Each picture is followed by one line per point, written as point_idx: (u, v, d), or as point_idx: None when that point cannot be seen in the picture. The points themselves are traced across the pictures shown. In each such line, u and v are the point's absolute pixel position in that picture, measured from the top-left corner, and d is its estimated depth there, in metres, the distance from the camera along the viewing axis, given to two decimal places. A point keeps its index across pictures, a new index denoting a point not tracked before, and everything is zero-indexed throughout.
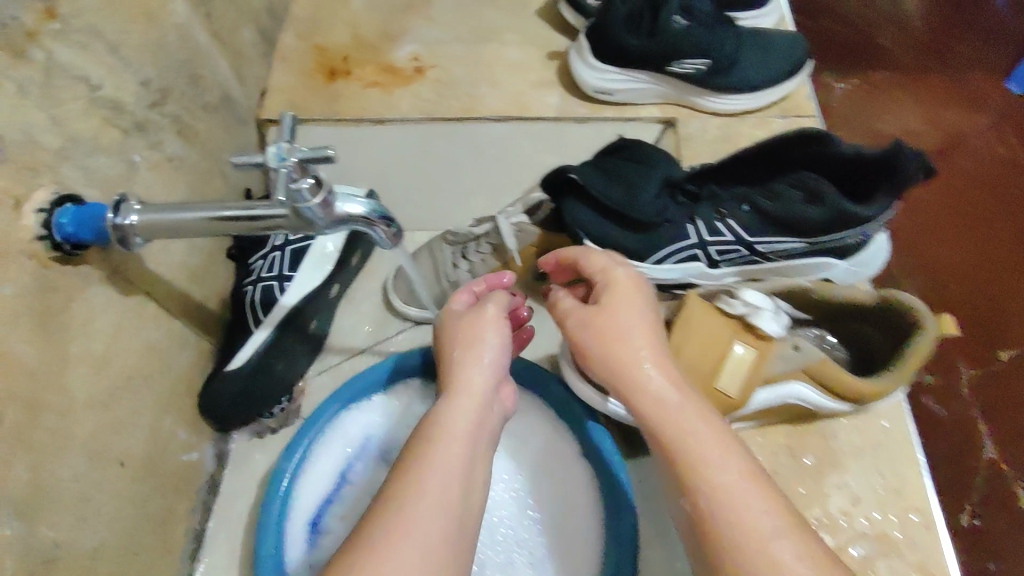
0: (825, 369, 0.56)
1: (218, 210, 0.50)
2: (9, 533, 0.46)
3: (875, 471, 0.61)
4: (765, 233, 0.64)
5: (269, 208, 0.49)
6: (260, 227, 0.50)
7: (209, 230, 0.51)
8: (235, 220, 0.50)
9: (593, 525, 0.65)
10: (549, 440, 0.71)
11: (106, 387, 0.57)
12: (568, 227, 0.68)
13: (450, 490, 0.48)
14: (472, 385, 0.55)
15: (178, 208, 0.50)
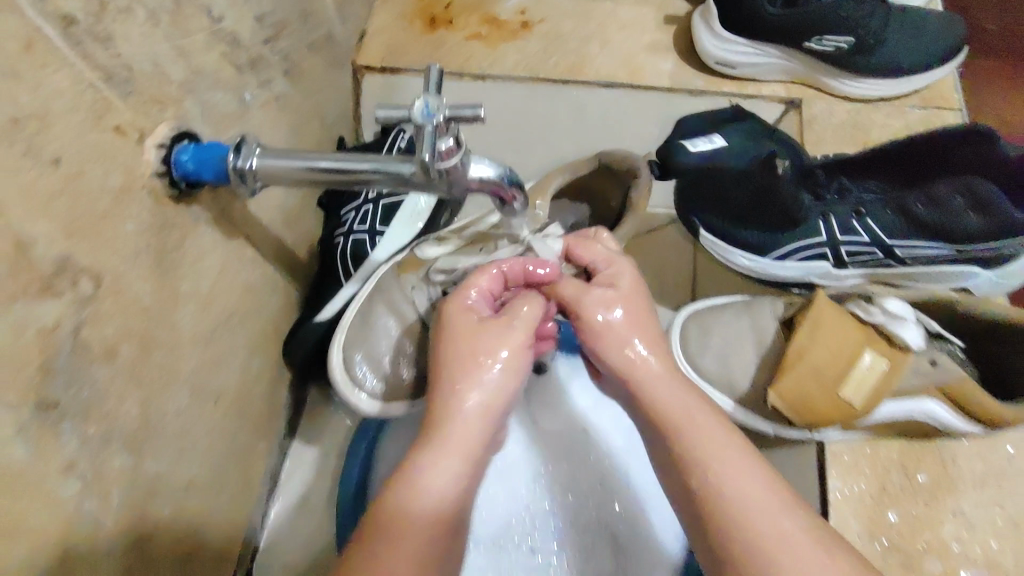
0: (966, 390, 0.51)
1: (317, 160, 0.48)
2: (120, 466, 0.47)
3: (998, 501, 0.56)
4: (909, 237, 0.58)
5: (378, 164, 0.47)
6: (359, 182, 0.48)
7: (311, 182, 0.49)
8: (334, 173, 0.48)
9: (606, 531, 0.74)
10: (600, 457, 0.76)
11: (208, 326, 0.56)
12: (684, 213, 0.64)
13: (430, 540, 0.42)
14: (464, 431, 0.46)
15: (283, 155, 0.49)
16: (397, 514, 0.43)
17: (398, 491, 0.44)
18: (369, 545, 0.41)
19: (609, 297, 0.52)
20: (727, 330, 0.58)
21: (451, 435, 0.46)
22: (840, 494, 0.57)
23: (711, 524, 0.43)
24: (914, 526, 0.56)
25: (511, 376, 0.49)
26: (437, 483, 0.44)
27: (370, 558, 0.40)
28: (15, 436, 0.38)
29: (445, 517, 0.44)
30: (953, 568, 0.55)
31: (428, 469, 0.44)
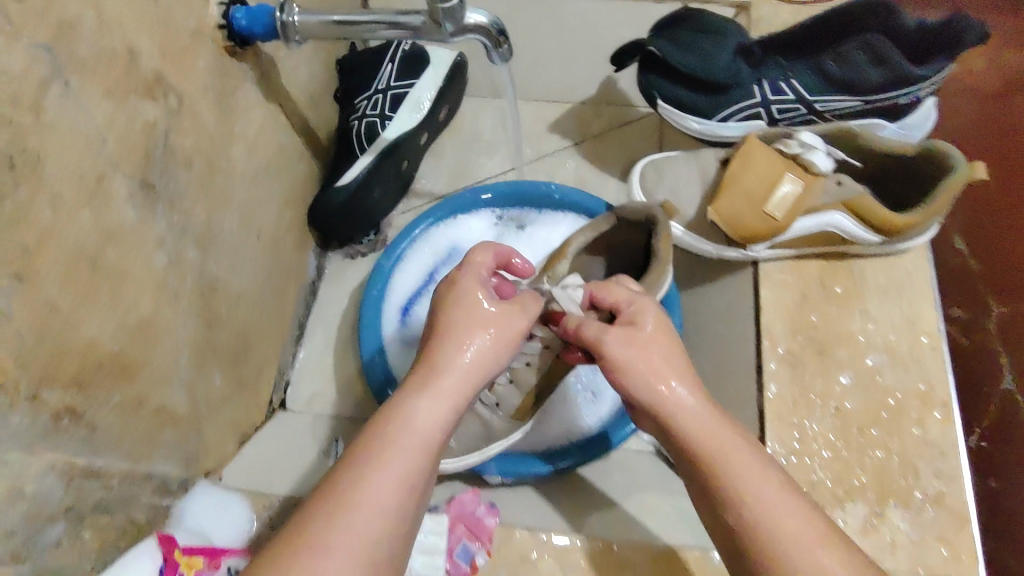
0: (863, 202, 0.65)
1: (330, 16, 0.62)
2: (192, 258, 0.61)
3: (897, 304, 0.70)
4: (825, 93, 0.72)
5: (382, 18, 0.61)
6: (365, 33, 0.63)
7: (327, 35, 0.63)
8: (345, 25, 0.62)
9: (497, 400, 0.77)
10: None
11: (254, 168, 0.70)
12: (647, 88, 0.77)
13: (410, 466, 0.44)
14: (453, 381, 0.49)
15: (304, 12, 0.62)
16: (387, 439, 0.45)
17: (386, 422, 0.46)
18: (354, 462, 0.43)
19: (627, 336, 0.52)
20: (677, 172, 0.71)
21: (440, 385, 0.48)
22: (768, 300, 0.71)
23: (750, 550, 0.44)
24: (829, 323, 0.70)
25: (499, 346, 0.51)
26: (421, 424, 0.46)
27: (352, 477, 0.42)
28: (129, 200, 0.51)
29: (425, 455, 0.45)
30: (858, 353, 0.68)
31: (416, 407, 0.47)
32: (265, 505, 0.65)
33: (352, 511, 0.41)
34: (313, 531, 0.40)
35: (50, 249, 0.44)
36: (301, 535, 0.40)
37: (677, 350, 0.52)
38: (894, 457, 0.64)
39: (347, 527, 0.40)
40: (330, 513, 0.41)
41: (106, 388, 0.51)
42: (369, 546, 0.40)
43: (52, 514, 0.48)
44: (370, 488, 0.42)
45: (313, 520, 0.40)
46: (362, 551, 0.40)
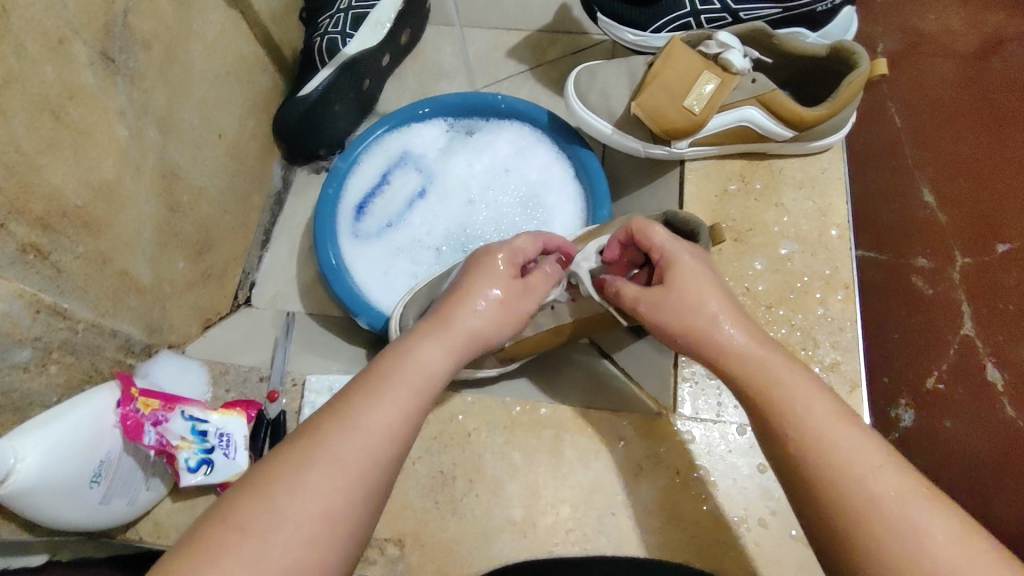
0: (773, 97, 0.71)
1: None
2: (153, 138, 0.67)
3: (810, 197, 0.75)
4: (748, 1, 0.78)
5: None
6: None
7: None
8: None
9: (412, 273, 0.82)
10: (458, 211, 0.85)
11: (214, 68, 0.76)
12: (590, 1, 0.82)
13: (412, 401, 0.46)
14: (457, 332, 0.51)
15: None
16: (392, 372, 0.47)
17: (395, 360, 0.48)
18: (364, 392, 0.45)
19: (664, 298, 0.54)
20: (609, 73, 0.77)
21: (449, 334, 0.50)
22: (691, 195, 0.77)
23: (811, 493, 0.44)
24: (746, 215, 0.75)
25: (505, 313, 0.54)
26: (425, 363, 0.48)
27: (362, 402, 0.44)
28: (89, 66, 0.57)
29: (428, 394, 0.47)
30: (773, 242, 0.74)
31: (424, 348, 0.49)
32: (222, 370, 0.73)
33: (356, 433, 0.43)
34: (320, 446, 0.42)
35: (16, 91, 0.50)
36: (310, 449, 0.42)
37: (710, 282, 0.54)
38: (796, 331, 0.69)
39: (350, 445, 0.42)
40: (336, 431, 0.43)
41: (71, 236, 0.57)
42: (366, 465, 0.42)
43: (21, 339, 0.54)
44: (376, 411, 0.44)
45: (324, 437, 0.42)
46: (359, 467, 0.42)
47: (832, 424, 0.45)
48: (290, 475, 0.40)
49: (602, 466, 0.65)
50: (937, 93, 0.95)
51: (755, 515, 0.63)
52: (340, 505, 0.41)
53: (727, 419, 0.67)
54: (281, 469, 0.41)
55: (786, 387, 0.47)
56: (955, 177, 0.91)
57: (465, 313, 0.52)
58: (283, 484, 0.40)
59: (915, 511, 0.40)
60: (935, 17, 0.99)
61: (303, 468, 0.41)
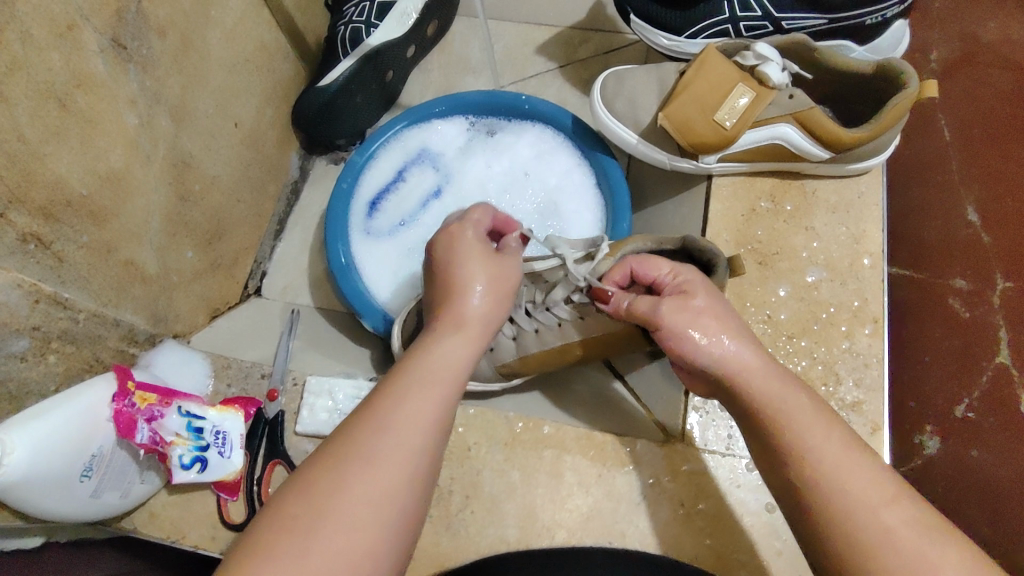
0: (811, 115, 0.67)
1: None
2: (165, 127, 0.65)
3: (843, 223, 0.71)
4: (792, 9, 0.73)
5: None
6: None
7: None
8: None
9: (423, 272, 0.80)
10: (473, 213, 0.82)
11: (233, 56, 0.74)
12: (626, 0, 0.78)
13: (442, 394, 0.44)
14: (470, 319, 0.49)
15: None
16: (418, 367, 0.45)
17: (419, 356, 0.46)
18: (392, 391, 0.43)
19: (688, 311, 0.50)
20: (637, 80, 0.74)
21: (467, 324, 0.49)
22: (715, 212, 0.73)
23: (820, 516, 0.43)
24: (773, 237, 0.71)
25: (502, 290, 0.51)
26: (446, 356, 0.46)
27: (396, 400, 0.43)
28: (99, 53, 0.55)
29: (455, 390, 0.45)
30: (800, 268, 0.70)
31: (442, 342, 0.47)
32: (224, 364, 0.72)
33: (375, 465, 0.40)
34: (369, 441, 0.41)
35: (19, 79, 0.49)
36: (350, 448, 0.41)
37: (721, 303, 0.52)
38: (817, 365, 0.66)
39: (401, 444, 0.41)
40: (375, 434, 0.41)
41: (74, 226, 0.56)
42: (396, 490, 0.40)
43: (19, 328, 0.53)
44: (412, 410, 0.43)
45: (361, 439, 0.41)
46: (401, 476, 0.40)
47: (846, 456, 0.43)
48: (308, 519, 0.38)
49: (601, 493, 0.63)
50: (992, 105, 0.91)
51: (761, 556, 0.60)
52: (386, 512, 0.39)
53: (737, 453, 0.64)
54: (305, 510, 0.38)
55: (796, 414, 0.45)
56: (1004, 191, 0.88)
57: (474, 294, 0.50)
58: (328, 483, 0.39)
59: (928, 546, 0.39)
60: (997, 25, 0.94)
61: (320, 507, 0.38)
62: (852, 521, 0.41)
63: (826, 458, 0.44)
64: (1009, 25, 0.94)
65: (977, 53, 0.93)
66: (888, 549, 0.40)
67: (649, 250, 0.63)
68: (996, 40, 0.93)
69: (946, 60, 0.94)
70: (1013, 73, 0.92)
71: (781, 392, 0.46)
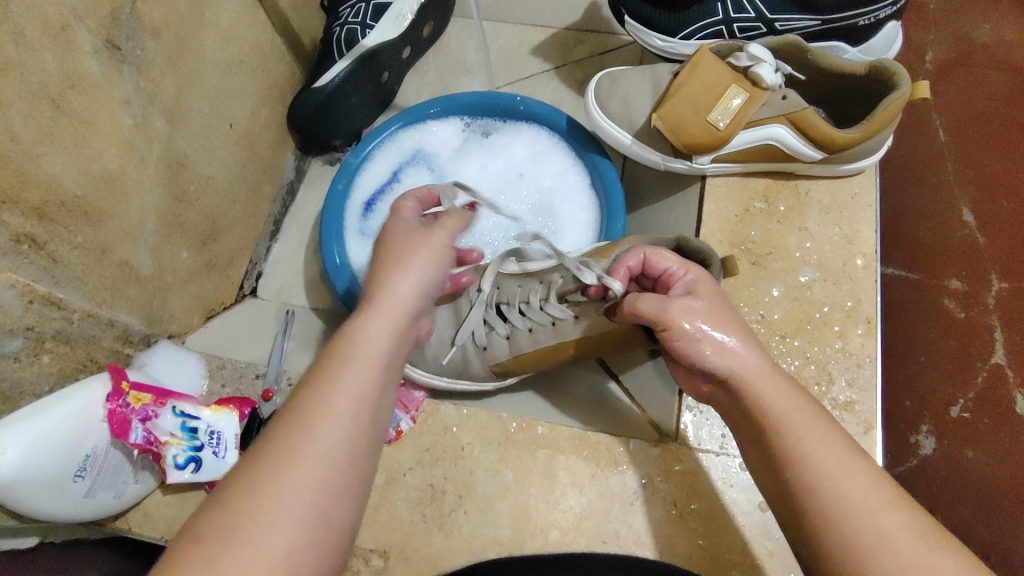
0: (804, 116, 0.67)
1: None
2: (160, 128, 0.66)
3: (836, 224, 0.72)
4: (785, 10, 0.74)
5: None
6: None
7: None
8: None
9: None
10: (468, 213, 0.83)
11: (228, 57, 0.74)
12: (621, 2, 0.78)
13: (363, 381, 0.44)
14: (396, 299, 0.49)
15: None
16: (340, 357, 0.45)
17: (342, 342, 0.46)
18: (313, 386, 0.44)
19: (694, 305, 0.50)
20: (632, 81, 0.74)
21: (384, 305, 0.49)
22: (710, 213, 0.73)
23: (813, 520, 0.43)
24: (767, 237, 0.71)
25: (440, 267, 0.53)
26: (370, 340, 0.46)
27: (315, 394, 0.43)
28: (93, 54, 0.56)
29: (376, 372, 0.45)
30: (793, 268, 0.70)
31: (366, 328, 0.47)
32: (218, 365, 0.73)
33: (297, 457, 0.40)
34: (286, 437, 0.41)
35: (14, 80, 0.49)
36: (271, 447, 0.41)
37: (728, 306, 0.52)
38: (810, 364, 0.66)
39: (319, 436, 0.41)
40: (291, 427, 0.41)
41: (69, 227, 0.57)
42: (320, 479, 0.40)
43: (13, 328, 0.53)
44: (331, 403, 0.43)
45: (282, 436, 0.41)
46: (322, 467, 0.40)
47: (844, 461, 0.44)
48: (239, 506, 0.38)
49: (594, 492, 0.63)
50: (985, 106, 0.92)
51: (753, 556, 0.60)
52: (312, 502, 0.40)
53: (731, 452, 0.64)
54: (224, 512, 0.38)
55: (793, 420, 0.46)
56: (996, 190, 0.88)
57: (396, 278, 0.50)
58: (247, 483, 0.39)
59: (927, 556, 0.40)
60: (991, 26, 0.94)
61: (253, 493, 0.39)
62: (848, 527, 0.41)
63: (825, 465, 0.44)
64: (1002, 27, 0.94)
65: (971, 54, 0.94)
66: (886, 554, 0.40)
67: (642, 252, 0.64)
68: (989, 41, 0.94)
69: (940, 61, 0.94)
70: (1006, 74, 0.92)
71: (779, 396, 0.47)
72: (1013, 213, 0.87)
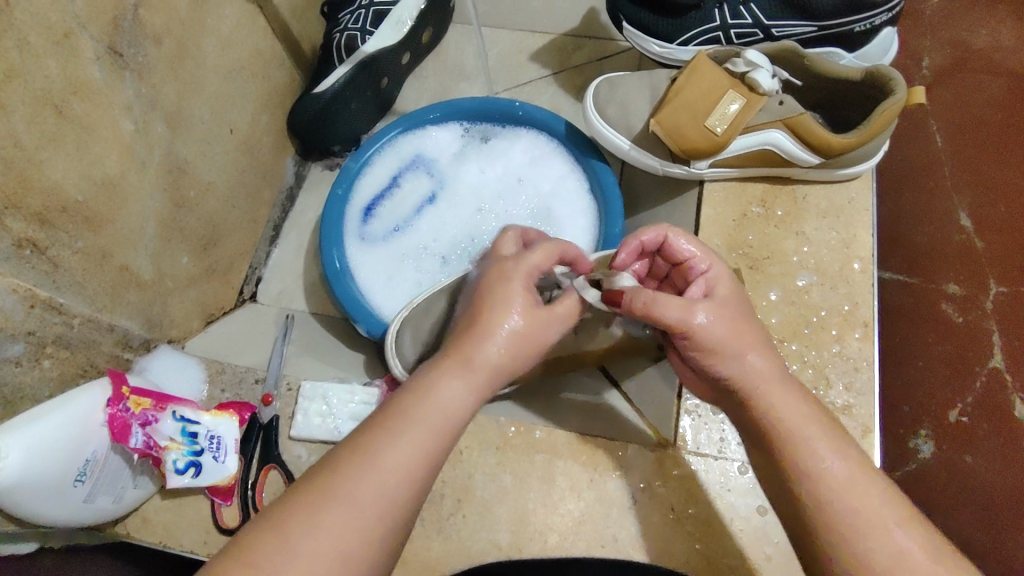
0: (801, 121, 0.68)
1: None
2: (161, 133, 0.66)
3: (833, 228, 0.72)
4: (782, 17, 0.75)
5: None
6: None
7: None
8: None
9: (418, 277, 0.81)
10: (467, 218, 0.83)
11: (228, 63, 0.75)
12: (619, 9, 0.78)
13: (432, 440, 0.42)
14: (489, 361, 0.45)
15: None
16: (415, 410, 0.43)
17: (420, 395, 0.44)
18: (382, 430, 0.42)
19: (717, 307, 0.49)
20: (630, 87, 0.75)
21: (475, 366, 0.45)
22: (708, 217, 0.74)
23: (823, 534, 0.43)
24: (765, 242, 0.72)
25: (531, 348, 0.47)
26: (446, 397, 0.44)
27: (384, 439, 0.41)
28: (95, 60, 0.56)
29: (443, 433, 0.43)
30: (791, 272, 0.70)
31: (446, 382, 0.44)
32: (218, 369, 0.73)
33: (349, 504, 0.39)
34: (342, 480, 0.40)
35: (16, 86, 0.49)
36: (323, 487, 0.39)
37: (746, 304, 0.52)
38: (808, 369, 0.66)
39: (375, 487, 0.40)
40: (353, 470, 0.40)
41: (70, 232, 0.57)
42: (366, 535, 0.39)
43: (14, 333, 0.54)
44: (397, 452, 0.41)
45: (342, 477, 0.40)
46: (370, 519, 0.39)
47: (859, 476, 0.44)
48: (274, 554, 0.37)
49: (594, 496, 0.63)
50: (981, 111, 0.92)
51: (752, 560, 0.60)
52: (354, 558, 0.38)
53: (730, 457, 0.64)
54: (267, 547, 0.37)
55: (805, 433, 0.45)
56: (992, 195, 0.89)
57: (493, 337, 0.46)
58: (299, 522, 0.38)
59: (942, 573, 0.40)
60: (986, 33, 0.95)
61: (286, 547, 0.37)
62: (863, 544, 0.42)
63: (837, 478, 0.44)
64: (998, 33, 0.95)
65: (966, 60, 0.94)
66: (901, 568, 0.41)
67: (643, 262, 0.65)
68: (984, 47, 0.95)
69: (935, 67, 0.95)
70: (1001, 80, 0.93)
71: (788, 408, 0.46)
72: (1010, 218, 0.88)
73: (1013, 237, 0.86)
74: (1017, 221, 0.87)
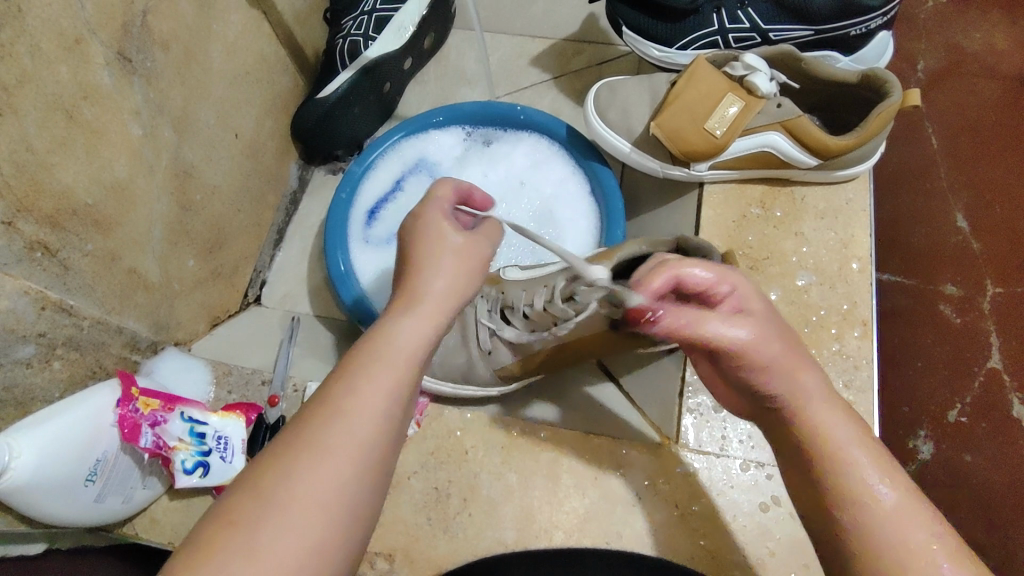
0: (799, 123, 0.69)
1: None
2: (168, 138, 0.67)
3: (832, 229, 0.73)
4: (779, 21, 0.76)
5: None
6: None
7: None
8: None
9: None
10: None
11: (234, 69, 0.76)
12: (619, 13, 0.79)
13: (394, 381, 0.43)
14: (434, 294, 0.46)
15: None
16: (372, 357, 0.43)
17: (373, 341, 0.44)
18: (344, 381, 0.42)
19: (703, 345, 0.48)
20: (630, 91, 0.76)
21: (422, 304, 0.46)
22: (708, 219, 0.75)
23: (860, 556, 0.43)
24: (764, 242, 0.73)
25: (468, 270, 0.48)
26: (402, 339, 0.44)
27: (346, 390, 0.42)
28: (105, 66, 0.57)
29: (405, 373, 0.43)
30: (791, 272, 0.71)
31: (402, 327, 0.45)
32: (225, 371, 0.73)
33: (322, 457, 0.39)
34: (313, 435, 0.40)
35: (29, 91, 0.50)
36: (291, 448, 0.40)
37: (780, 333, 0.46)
38: None
39: (345, 438, 0.40)
40: (322, 425, 0.40)
41: (80, 235, 0.58)
42: (344, 483, 0.40)
43: (25, 335, 0.54)
44: (362, 399, 0.41)
45: (309, 432, 0.40)
46: (347, 468, 0.40)
47: (908, 503, 0.43)
48: (250, 512, 0.38)
49: (598, 495, 0.64)
50: (977, 113, 0.93)
51: (756, 556, 0.61)
52: (335, 506, 0.39)
53: (731, 454, 0.65)
54: (245, 507, 0.38)
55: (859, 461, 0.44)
56: (989, 195, 0.90)
57: (434, 274, 0.47)
58: (272, 481, 0.39)
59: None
60: (981, 37, 0.96)
61: (267, 502, 0.38)
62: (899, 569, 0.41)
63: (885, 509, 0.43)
64: (992, 37, 0.96)
65: (962, 63, 0.96)
66: None
67: (644, 253, 0.60)
68: (979, 50, 0.96)
69: (931, 70, 0.96)
70: (996, 83, 0.94)
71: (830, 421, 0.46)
72: (1007, 219, 0.89)
73: (1010, 237, 0.88)
74: (1015, 221, 0.88)
